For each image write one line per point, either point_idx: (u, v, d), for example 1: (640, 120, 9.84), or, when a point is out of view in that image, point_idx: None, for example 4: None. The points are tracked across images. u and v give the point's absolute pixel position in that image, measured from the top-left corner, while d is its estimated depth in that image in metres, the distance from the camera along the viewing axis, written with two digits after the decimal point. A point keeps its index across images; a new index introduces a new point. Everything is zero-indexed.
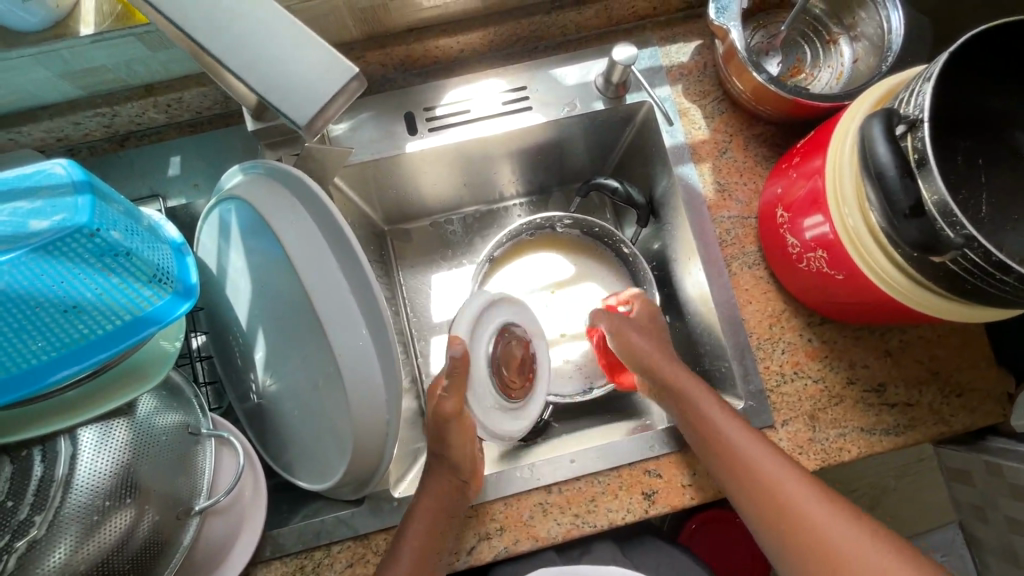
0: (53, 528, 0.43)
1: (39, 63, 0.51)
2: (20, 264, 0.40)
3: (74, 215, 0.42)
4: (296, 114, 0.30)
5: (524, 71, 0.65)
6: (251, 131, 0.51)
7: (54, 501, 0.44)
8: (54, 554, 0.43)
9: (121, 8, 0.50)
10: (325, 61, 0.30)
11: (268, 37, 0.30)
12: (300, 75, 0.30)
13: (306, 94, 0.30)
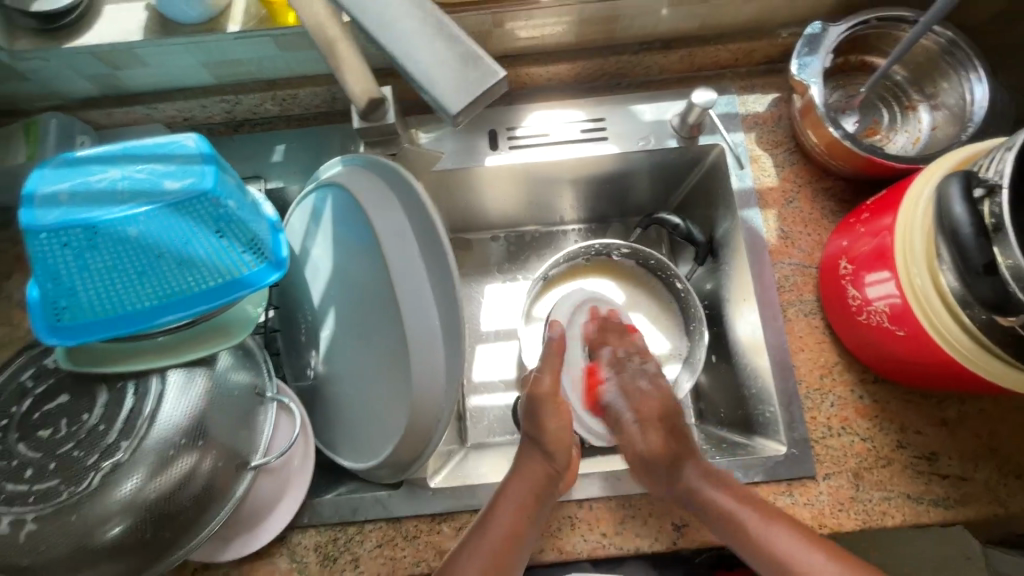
0: (132, 457, 0.47)
1: (188, 50, 0.58)
2: (154, 217, 0.46)
3: (201, 181, 0.48)
4: (449, 102, 0.30)
5: (604, 104, 0.69)
6: (354, 128, 0.56)
7: (135, 433, 0.48)
8: (129, 481, 0.47)
9: (265, 12, 0.57)
10: (477, 65, 0.31)
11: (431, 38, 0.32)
12: (455, 74, 0.30)
13: (460, 88, 0.30)
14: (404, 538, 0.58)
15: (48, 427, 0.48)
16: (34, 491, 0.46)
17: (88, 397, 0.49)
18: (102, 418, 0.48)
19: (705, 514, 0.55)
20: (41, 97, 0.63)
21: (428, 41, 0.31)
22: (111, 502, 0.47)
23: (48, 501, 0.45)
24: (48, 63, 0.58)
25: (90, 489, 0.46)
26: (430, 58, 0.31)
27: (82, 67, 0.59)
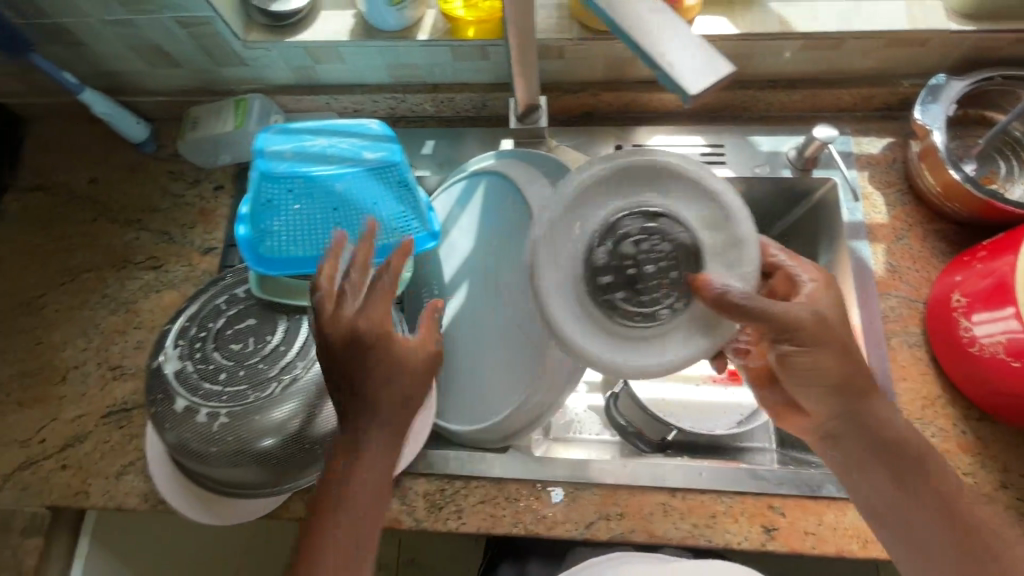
0: (303, 377, 0.55)
1: (380, 53, 0.69)
2: (358, 179, 0.60)
3: (391, 155, 0.61)
4: (687, 86, 0.32)
5: (725, 134, 0.75)
6: (511, 128, 0.66)
7: (308, 357, 0.56)
8: (296, 397, 0.55)
9: (449, 27, 0.67)
10: (710, 56, 0.33)
11: (666, 27, 0.34)
12: (691, 61, 0.33)
13: (699, 71, 0.32)
14: (505, 498, 0.63)
15: (239, 342, 0.57)
16: (227, 391, 0.55)
17: (271, 323, 0.58)
18: (282, 341, 0.57)
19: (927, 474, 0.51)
20: (248, 82, 0.76)
21: (667, 30, 0.34)
22: (280, 413, 0.54)
23: (237, 401, 0.54)
24: (267, 54, 0.71)
25: (269, 398, 0.54)
26: (668, 45, 0.34)
27: (291, 59, 0.71)
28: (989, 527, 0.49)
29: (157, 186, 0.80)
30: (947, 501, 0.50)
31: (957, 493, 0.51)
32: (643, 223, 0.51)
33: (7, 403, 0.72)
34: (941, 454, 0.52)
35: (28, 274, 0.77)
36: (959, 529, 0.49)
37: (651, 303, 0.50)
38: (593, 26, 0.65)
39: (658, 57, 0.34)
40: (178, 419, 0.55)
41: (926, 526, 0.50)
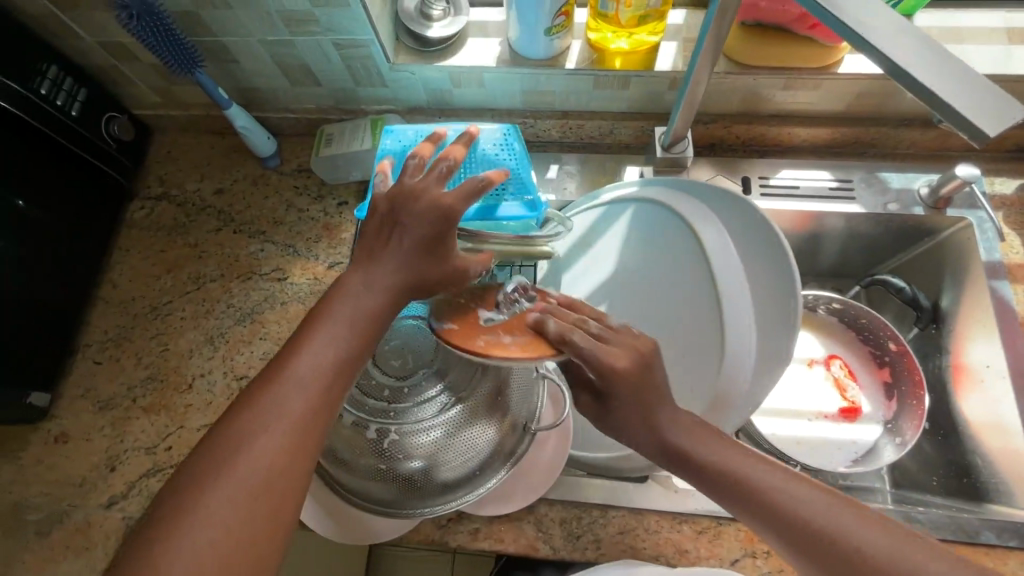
0: (459, 401, 0.55)
1: (523, 79, 0.71)
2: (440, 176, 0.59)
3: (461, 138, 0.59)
4: (986, 125, 0.33)
5: (854, 170, 0.75)
6: (658, 156, 0.71)
7: (466, 380, 0.56)
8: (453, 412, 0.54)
9: (596, 57, 0.69)
10: (999, 96, 0.34)
11: (945, 65, 0.35)
12: (982, 100, 0.33)
13: (994, 112, 0.33)
14: (644, 530, 0.62)
15: (399, 357, 0.57)
16: (388, 408, 0.55)
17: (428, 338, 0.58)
18: (441, 360, 0.57)
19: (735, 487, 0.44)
20: (382, 102, 0.78)
21: (946, 69, 0.35)
22: (430, 436, 0.54)
23: (399, 418, 0.54)
24: (411, 77, 0.73)
25: (426, 417, 0.54)
26: (951, 82, 0.34)
27: (433, 83, 0.73)
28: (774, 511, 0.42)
29: (281, 200, 0.82)
30: (738, 487, 0.43)
31: (758, 485, 0.43)
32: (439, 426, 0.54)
33: (133, 409, 0.72)
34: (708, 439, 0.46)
35: (158, 281, 0.79)
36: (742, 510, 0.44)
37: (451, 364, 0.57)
38: (744, 61, 0.66)
39: (944, 93, 0.34)
40: (342, 432, 0.55)
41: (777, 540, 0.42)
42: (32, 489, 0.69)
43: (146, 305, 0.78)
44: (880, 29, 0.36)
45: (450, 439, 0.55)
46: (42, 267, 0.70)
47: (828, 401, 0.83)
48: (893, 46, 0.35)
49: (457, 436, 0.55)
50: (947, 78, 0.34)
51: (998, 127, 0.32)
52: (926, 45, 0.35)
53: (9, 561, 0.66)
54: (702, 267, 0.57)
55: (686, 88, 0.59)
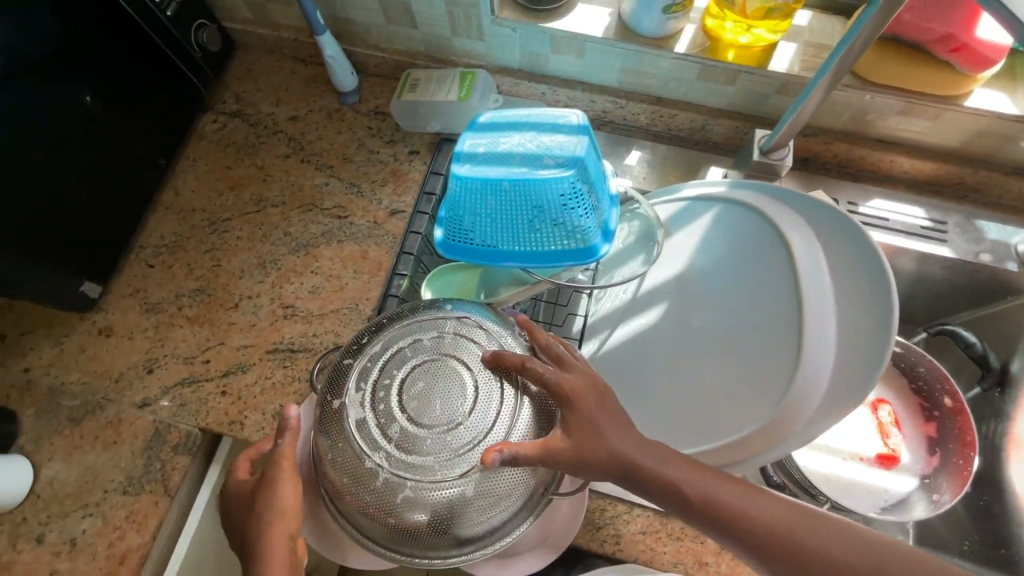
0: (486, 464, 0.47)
1: (626, 56, 0.68)
2: (511, 196, 0.58)
3: (538, 159, 0.58)
4: None
5: (950, 213, 0.71)
6: (753, 159, 0.68)
7: (496, 440, 0.47)
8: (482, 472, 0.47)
9: (708, 45, 0.66)
10: None
11: None
12: None
13: None
14: (667, 534, 0.60)
15: (414, 400, 0.48)
16: (405, 458, 0.47)
17: (454, 382, 0.49)
18: (469, 418, 0.48)
19: (708, 516, 0.45)
20: (474, 56, 0.76)
21: None
22: (450, 493, 0.47)
23: (417, 472, 0.46)
24: (511, 34, 0.71)
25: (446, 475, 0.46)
26: None
27: (531, 44, 0.71)
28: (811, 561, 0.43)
29: (354, 137, 0.81)
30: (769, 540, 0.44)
31: (762, 525, 0.45)
32: (456, 468, 0.46)
33: (178, 317, 0.72)
34: (731, 490, 0.46)
35: (220, 197, 0.79)
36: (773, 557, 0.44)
37: (467, 395, 0.48)
38: (869, 78, 0.63)
39: None
40: (354, 471, 0.48)
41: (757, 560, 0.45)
42: (71, 375, 0.70)
43: (205, 218, 0.78)
44: None
45: (473, 500, 0.47)
46: (114, 159, 0.70)
47: (864, 443, 0.80)
48: None
49: (475, 501, 0.47)
50: None
51: None
52: None
53: (38, 440, 0.67)
54: (789, 279, 0.54)
55: (814, 84, 0.57)
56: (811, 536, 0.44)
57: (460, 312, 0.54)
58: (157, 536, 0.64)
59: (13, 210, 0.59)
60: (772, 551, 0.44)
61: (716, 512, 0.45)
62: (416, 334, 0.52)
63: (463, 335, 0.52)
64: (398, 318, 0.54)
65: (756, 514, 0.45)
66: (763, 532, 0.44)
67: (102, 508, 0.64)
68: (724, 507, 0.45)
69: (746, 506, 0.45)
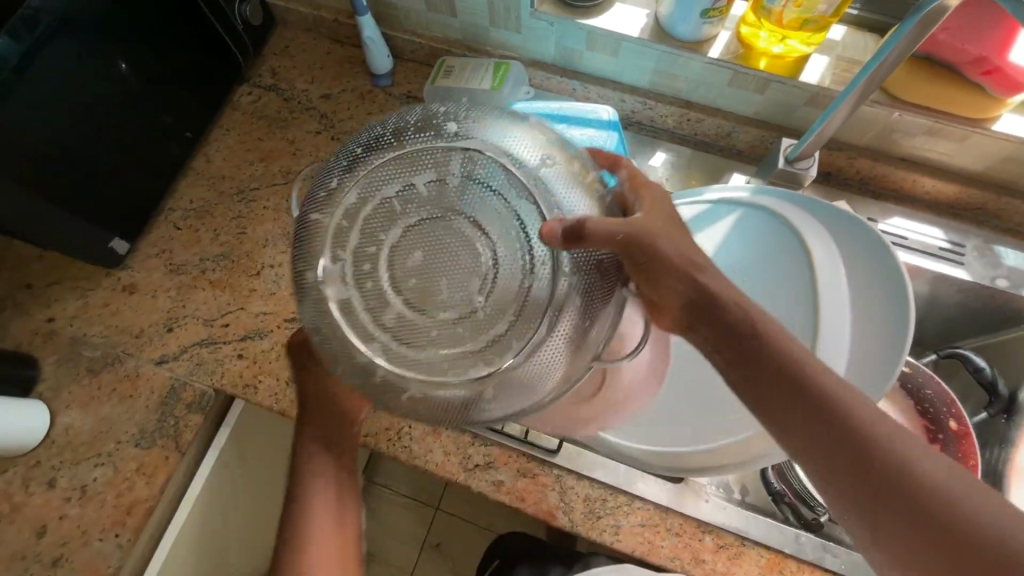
0: (512, 326, 0.43)
1: (658, 57, 0.70)
2: None
3: None
4: None
5: (968, 236, 0.72)
6: (777, 167, 0.68)
7: (520, 295, 0.43)
8: (509, 333, 0.43)
9: (741, 52, 0.67)
10: None
11: None
12: None
13: None
14: (666, 529, 0.61)
15: (411, 269, 0.43)
16: (402, 347, 0.43)
17: (453, 237, 0.43)
18: (480, 285, 0.43)
19: (817, 416, 0.40)
20: (509, 48, 0.78)
21: None
22: (471, 363, 0.43)
23: (419, 354, 0.43)
24: (548, 28, 0.72)
25: (454, 370, 0.43)
26: None
27: (566, 39, 0.73)
28: (903, 476, 0.37)
29: (384, 119, 0.82)
30: (870, 449, 0.38)
31: (872, 434, 0.39)
32: (473, 339, 0.43)
33: (201, 280, 0.74)
34: (849, 389, 0.41)
35: (250, 166, 0.81)
36: (867, 476, 0.38)
37: (476, 252, 0.43)
38: (899, 95, 0.65)
39: None
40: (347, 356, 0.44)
41: (856, 479, 0.38)
42: (93, 327, 0.72)
43: (234, 186, 0.79)
44: None
45: (501, 361, 0.43)
46: (150, 120, 0.72)
47: None
48: None
49: (508, 361, 0.43)
50: None
51: None
52: None
53: (57, 388, 0.69)
54: (808, 284, 0.55)
55: (850, 92, 0.57)
56: (932, 468, 0.37)
57: (464, 144, 0.45)
58: (165, 490, 0.65)
59: (52, 158, 0.61)
60: (879, 467, 0.38)
61: (825, 407, 0.40)
62: (407, 175, 0.44)
63: (472, 176, 0.44)
64: (382, 151, 0.46)
65: (872, 422, 0.39)
66: (871, 441, 0.38)
67: (114, 458, 0.66)
68: (834, 407, 0.40)
69: (863, 410, 0.40)
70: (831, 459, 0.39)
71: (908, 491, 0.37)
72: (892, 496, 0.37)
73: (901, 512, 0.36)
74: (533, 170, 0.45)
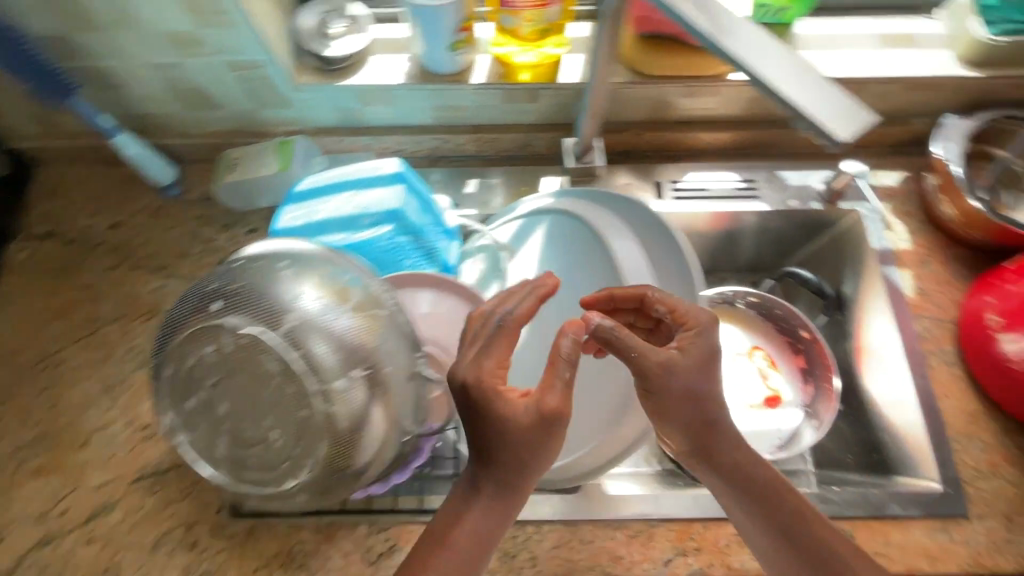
0: (321, 454, 0.48)
1: (433, 95, 0.70)
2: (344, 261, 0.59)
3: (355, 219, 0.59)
4: (834, 133, 0.37)
5: (756, 171, 0.79)
6: (569, 163, 0.71)
7: (320, 428, 0.47)
8: (317, 455, 0.48)
9: (503, 71, 0.69)
10: (847, 107, 0.39)
11: (803, 81, 0.39)
12: (829, 107, 0.38)
13: (840, 119, 0.38)
14: (579, 541, 0.61)
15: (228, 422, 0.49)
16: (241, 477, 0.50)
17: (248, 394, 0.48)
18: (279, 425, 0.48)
19: (715, 457, 0.52)
20: (289, 123, 0.75)
21: (797, 81, 0.39)
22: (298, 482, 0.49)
23: (262, 482, 0.50)
24: (315, 97, 0.70)
25: (281, 481, 0.49)
26: (801, 89, 0.39)
27: (339, 101, 0.71)
28: (778, 509, 0.51)
29: (184, 231, 0.77)
30: (757, 490, 0.51)
31: (755, 478, 0.52)
32: (291, 465, 0.49)
33: (22, 472, 0.65)
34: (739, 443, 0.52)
35: (46, 329, 0.72)
36: (751, 508, 0.51)
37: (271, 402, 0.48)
38: (647, 72, 0.69)
39: (793, 99, 0.38)
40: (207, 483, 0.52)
41: (746, 509, 0.51)
42: None
43: (33, 356, 0.71)
44: (736, 41, 0.40)
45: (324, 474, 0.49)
46: None
47: (752, 391, 0.85)
48: (744, 49, 0.40)
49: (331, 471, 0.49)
50: (810, 88, 0.39)
51: (847, 133, 0.37)
52: (779, 57, 0.40)
53: None
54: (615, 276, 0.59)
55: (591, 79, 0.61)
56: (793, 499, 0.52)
57: (243, 305, 0.48)
58: None
59: None
60: (763, 504, 0.51)
61: (723, 459, 0.52)
62: (199, 350, 0.49)
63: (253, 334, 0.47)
64: (183, 325, 0.50)
65: (759, 469, 0.52)
66: (757, 485, 0.51)
67: None
68: (737, 455, 0.52)
69: (750, 461, 0.52)
70: (722, 491, 0.52)
71: (778, 518, 0.51)
72: (770, 524, 0.51)
73: (775, 539, 0.51)
74: (309, 314, 0.48)
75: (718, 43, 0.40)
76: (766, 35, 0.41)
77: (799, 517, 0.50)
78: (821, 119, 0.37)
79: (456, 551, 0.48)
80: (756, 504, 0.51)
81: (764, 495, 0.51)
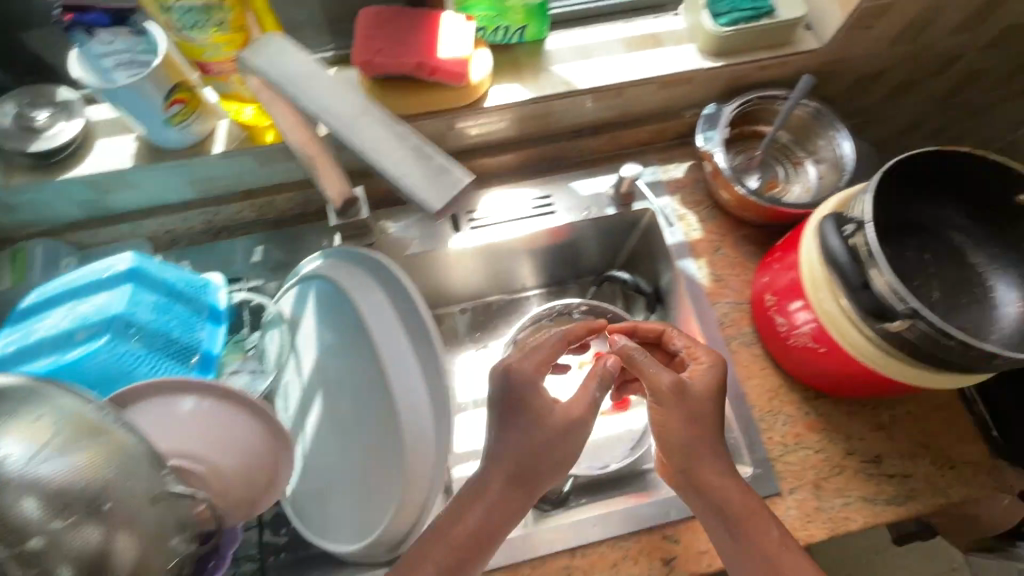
0: None
1: (175, 172, 0.65)
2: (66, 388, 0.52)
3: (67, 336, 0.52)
4: (430, 202, 0.37)
5: (550, 185, 0.79)
6: (335, 225, 0.63)
7: None
8: None
9: (246, 134, 0.65)
10: (446, 172, 0.38)
11: (405, 150, 0.39)
12: (426, 176, 0.38)
13: (437, 187, 0.37)
14: None
15: None
16: None
17: None
18: None
19: (690, 473, 0.55)
20: (32, 225, 0.68)
21: (398, 150, 0.39)
22: None
23: None
24: (41, 196, 0.64)
25: None
26: (401, 160, 0.38)
27: (73, 195, 0.65)
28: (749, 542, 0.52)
29: None
30: (729, 516, 0.53)
31: (737, 506, 0.53)
32: None
33: None
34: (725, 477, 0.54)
35: None
36: (720, 528, 0.54)
37: None
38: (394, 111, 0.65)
39: (389, 170, 0.38)
40: None
41: (716, 528, 0.54)
42: None
43: None
44: (339, 115, 0.40)
45: None
46: None
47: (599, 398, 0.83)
48: (346, 122, 0.40)
49: None
50: (410, 157, 0.39)
51: (440, 201, 0.37)
52: (384, 124, 0.40)
53: None
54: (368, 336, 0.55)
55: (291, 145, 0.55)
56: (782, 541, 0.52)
57: None
58: None
59: None
60: (738, 531, 0.53)
61: (703, 484, 0.54)
62: None
63: None
64: None
65: (744, 499, 0.54)
66: (741, 515, 0.53)
67: None
68: (725, 481, 0.54)
69: (747, 498, 0.54)
70: (697, 507, 0.55)
71: (750, 549, 0.52)
72: (743, 551, 0.53)
73: (742, 571, 0.52)
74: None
75: (319, 117, 0.40)
76: (376, 104, 0.41)
77: (771, 553, 0.52)
78: (412, 189, 0.37)
79: (445, 549, 0.49)
80: (730, 524, 0.53)
81: (736, 521, 0.53)
